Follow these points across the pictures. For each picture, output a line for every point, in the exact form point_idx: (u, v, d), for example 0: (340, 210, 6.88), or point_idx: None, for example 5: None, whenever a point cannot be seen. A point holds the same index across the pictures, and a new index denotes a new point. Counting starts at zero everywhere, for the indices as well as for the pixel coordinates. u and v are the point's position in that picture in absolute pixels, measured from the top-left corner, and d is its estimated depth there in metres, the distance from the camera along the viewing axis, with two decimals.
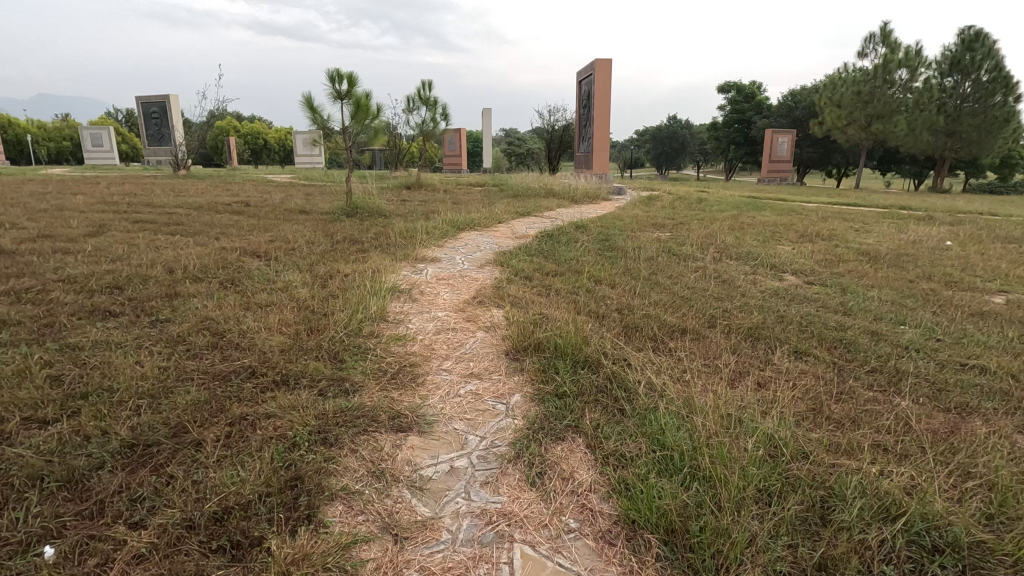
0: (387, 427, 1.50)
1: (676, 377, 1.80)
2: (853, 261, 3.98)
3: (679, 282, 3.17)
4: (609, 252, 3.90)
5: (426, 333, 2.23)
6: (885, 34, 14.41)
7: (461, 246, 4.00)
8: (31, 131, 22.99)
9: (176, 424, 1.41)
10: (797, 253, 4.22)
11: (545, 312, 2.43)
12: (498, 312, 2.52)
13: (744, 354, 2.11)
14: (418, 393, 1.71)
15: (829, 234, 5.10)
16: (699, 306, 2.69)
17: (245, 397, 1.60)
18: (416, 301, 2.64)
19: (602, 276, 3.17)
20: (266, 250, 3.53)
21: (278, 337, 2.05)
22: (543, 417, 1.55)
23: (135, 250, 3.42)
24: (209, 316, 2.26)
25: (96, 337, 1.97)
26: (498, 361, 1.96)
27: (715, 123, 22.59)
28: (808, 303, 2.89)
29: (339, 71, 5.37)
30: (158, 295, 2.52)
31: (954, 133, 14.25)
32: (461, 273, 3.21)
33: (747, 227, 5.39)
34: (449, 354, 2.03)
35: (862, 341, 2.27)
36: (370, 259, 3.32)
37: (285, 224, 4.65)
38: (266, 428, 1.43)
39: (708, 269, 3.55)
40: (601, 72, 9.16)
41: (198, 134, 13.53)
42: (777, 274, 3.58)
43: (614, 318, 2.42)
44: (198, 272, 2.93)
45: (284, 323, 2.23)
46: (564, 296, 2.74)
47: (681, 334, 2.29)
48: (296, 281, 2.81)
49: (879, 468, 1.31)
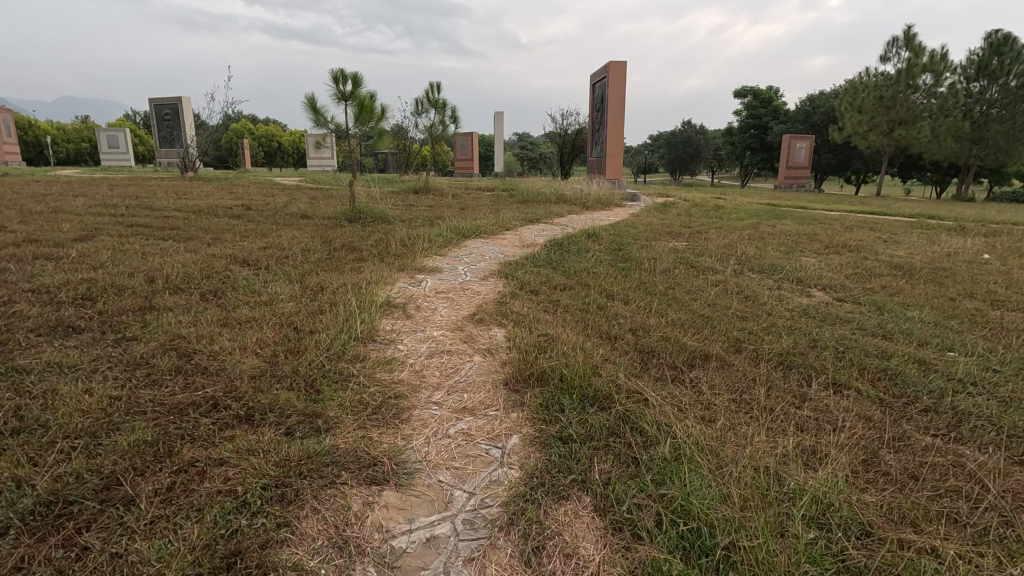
0: (360, 480, 1.27)
1: (699, 419, 1.56)
2: (886, 276, 3.70)
3: (699, 298, 2.92)
4: (622, 262, 3.67)
5: (418, 356, 2.00)
6: (908, 38, 14.05)
7: (464, 255, 3.79)
8: (51, 132, 23.34)
9: (109, 474, 1.20)
10: (824, 265, 3.95)
11: (552, 334, 2.19)
12: (499, 331, 2.29)
13: (774, 387, 1.86)
14: (401, 434, 1.48)
15: (856, 246, 4.81)
16: (721, 327, 2.44)
17: (201, 437, 1.39)
18: (411, 318, 2.41)
19: (614, 290, 2.93)
20: (258, 258, 3.34)
21: (251, 360, 1.83)
22: (543, 470, 1.31)
23: (121, 256, 3.25)
24: (180, 333, 2.05)
25: (48, 359, 1.76)
26: (495, 393, 1.73)
27: (730, 129, 22.27)
28: (842, 325, 2.63)
29: (342, 71, 5.21)
30: (131, 309, 2.32)
31: (981, 139, 13.78)
32: (462, 285, 2.99)
33: (769, 236, 5.11)
34: (441, 383, 1.80)
35: (911, 373, 2.01)
36: (366, 269, 3.12)
37: (284, 229, 4.48)
38: (216, 480, 1.21)
39: (729, 283, 3.30)
40: (615, 75, 8.90)
41: (210, 136, 13.51)
42: (805, 289, 3.31)
43: (626, 341, 2.18)
44: (181, 282, 2.74)
45: (261, 343, 2.01)
46: (572, 314, 2.51)
47: (702, 360, 2.05)
48: (283, 293, 2.60)
49: (959, 553, 1.06)
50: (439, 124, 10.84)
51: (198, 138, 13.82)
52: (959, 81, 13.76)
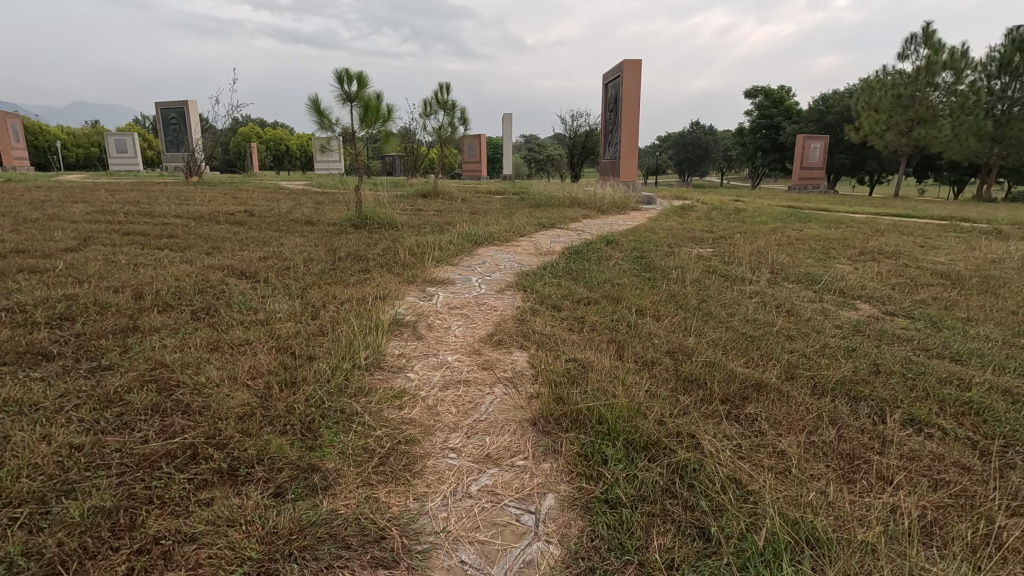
0: (364, 562, 1.02)
1: (767, 475, 1.31)
2: (934, 286, 3.42)
3: (736, 313, 2.66)
4: (647, 272, 3.42)
5: (430, 388, 1.75)
6: (928, 35, 13.70)
7: (477, 264, 3.56)
8: (62, 138, 23.47)
9: (50, 560, 0.96)
10: (862, 274, 3.68)
11: (581, 361, 1.94)
12: (521, 356, 2.04)
13: (846, 425, 1.60)
14: (415, 493, 1.24)
15: (893, 251, 4.53)
16: (769, 349, 2.18)
17: (173, 502, 1.15)
18: (421, 339, 2.16)
19: (643, 305, 2.68)
20: (257, 269, 3.12)
21: (241, 395, 1.60)
22: (589, 547, 1.06)
23: (112, 268, 3.04)
24: (162, 361, 1.82)
25: (6, 395, 1.53)
26: (523, 437, 1.47)
27: (741, 130, 22.01)
28: (901, 345, 2.36)
29: (348, 71, 4.99)
30: (112, 331, 2.09)
31: (1003, 139, 13.39)
32: (477, 299, 2.75)
33: (798, 241, 4.83)
34: (459, 422, 1.55)
35: (1000, 406, 1.74)
36: (373, 282, 2.89)
37: (287, 237, 4.28)
38: (183, 567, 0.98)
39: (766, 295, 3.03)
40: (630, 74, 8.63)
41: (217, 140, 13.42)
42: (850, 301, 3.04)
43: (665, 368, 1.93)
44: (171, 298, 2.51)
45: (254, 372, 1.77)
46: (600, 334, 2.26)
47: (755, 391, 1.80)
48: (282, 311, 2.37)
49: None
50: (447, 127, 10.63)
51: (205, 142, 13.70)
52: (980, 79, 13.39)
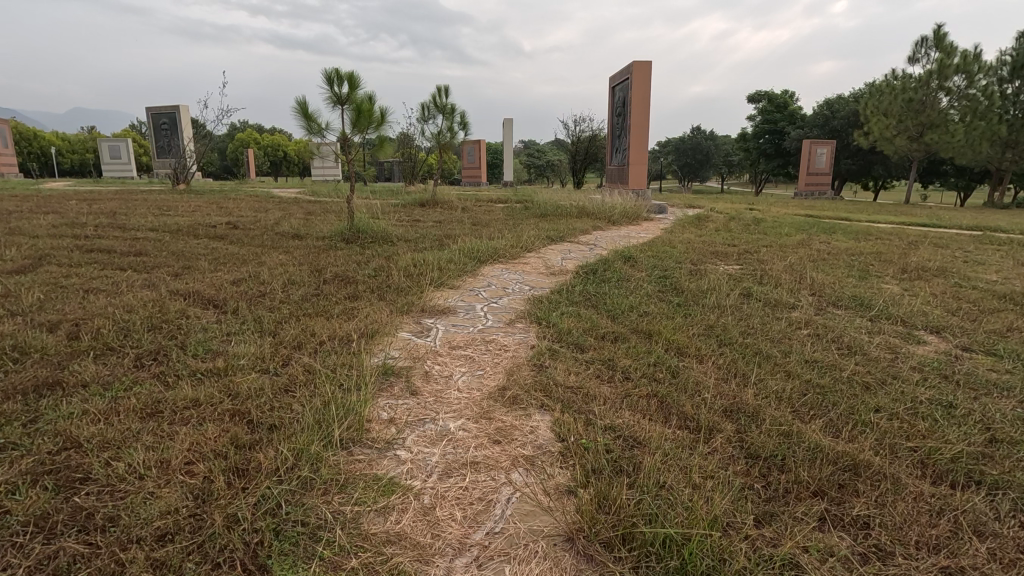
0: None
1: None
2: (1001, 312, 2.98)
3: (792, 351, 2.24)
4: (676, 297, 3.01)
5: (427, 476, 1.32)
6: (937, 38, 13.35)
7: (482, 287, 3.13)
8: (54, 143, 23.02)
9: None
10: (916, 297, 3.24)
11: (622, 431, 1.51)
12: (544, 421, 1.59)
13: (995, 537, 1.18)
14: None
15: (938, 268, 4.09)
16: (851, 406, 1.74)
17: None
18: (416, 396, 1.73)
19: (681, 342, 2.26)
20: (227, 297, 2.68)
21: (168, 495, 1.16)
22: None
23: (56, 296, 2.59)
24: (74, 437, 1.38)
25: None
26: (557, 567, 1.04)
27: (744, 136, 21.70)
28: (1003, 396, 1.93)
29: (337, 71, 4.59)
30: (25, 388, 1.65)
31: (1016, 144, 13.00)
32: (483, 335, 2.33)
33: (830, 256, 4.41)
34: (468, 538, 1.12)
35: None
36: (360, 313, 2.46)
37: (269, 254, 3.86)
38: None
39: (818, 326, 2.60)
40: (639, 76, 8.21)
41: (209, 147, 12.99)
42: (915, 334, 2.61)
43: (731, 442, 1.49)
44: (113, 338, 2.07)
45: (193, 455, 1.33)
46: (637, 387, 1.82)
47: (855, 476, 1.37)
48: (247, 357, 1.93)
49: None
50: (446, 131, 10.21)
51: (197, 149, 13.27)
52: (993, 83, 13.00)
